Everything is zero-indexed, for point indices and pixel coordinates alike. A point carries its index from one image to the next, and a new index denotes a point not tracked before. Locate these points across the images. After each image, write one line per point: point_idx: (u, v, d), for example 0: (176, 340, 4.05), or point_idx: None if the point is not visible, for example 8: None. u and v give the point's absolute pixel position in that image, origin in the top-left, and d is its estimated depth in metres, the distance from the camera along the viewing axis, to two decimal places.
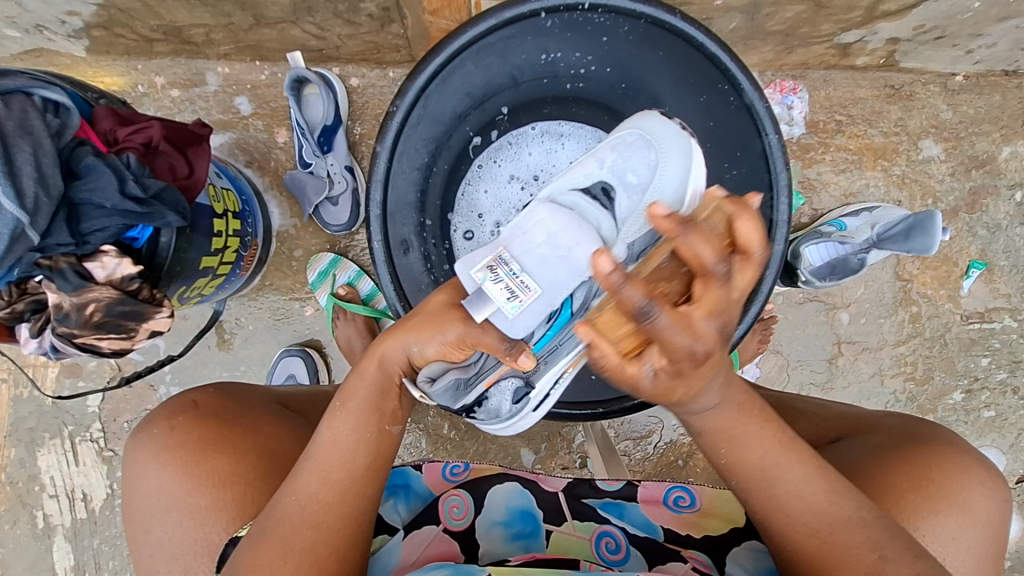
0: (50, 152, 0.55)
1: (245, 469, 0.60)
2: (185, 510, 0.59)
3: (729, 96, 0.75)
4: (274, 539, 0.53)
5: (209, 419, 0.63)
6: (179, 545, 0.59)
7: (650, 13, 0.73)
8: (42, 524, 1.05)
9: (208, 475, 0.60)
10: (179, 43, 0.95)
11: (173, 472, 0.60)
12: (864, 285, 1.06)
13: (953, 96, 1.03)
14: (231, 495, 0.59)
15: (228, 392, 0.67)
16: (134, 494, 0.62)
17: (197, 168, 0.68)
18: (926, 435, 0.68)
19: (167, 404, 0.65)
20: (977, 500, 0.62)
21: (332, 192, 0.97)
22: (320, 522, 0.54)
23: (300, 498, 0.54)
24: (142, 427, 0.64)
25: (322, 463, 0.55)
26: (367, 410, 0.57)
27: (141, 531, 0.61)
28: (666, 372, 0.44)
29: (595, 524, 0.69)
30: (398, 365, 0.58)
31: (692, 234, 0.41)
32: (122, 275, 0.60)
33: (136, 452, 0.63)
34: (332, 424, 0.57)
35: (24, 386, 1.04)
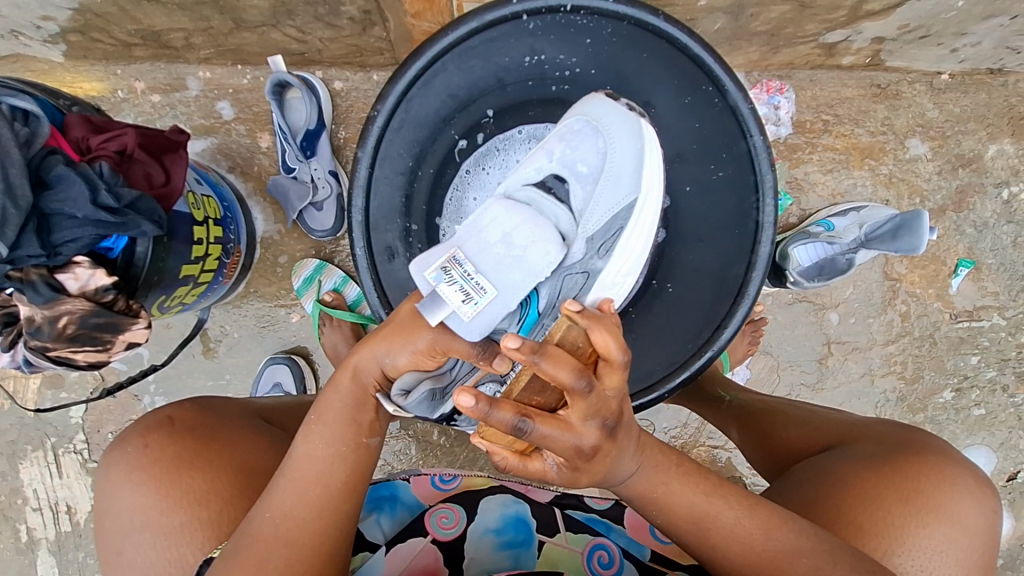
0: (19, 161, 0.54)
1: (221, 486, 0.59)
2: (158, 530, 0.58)
3: (713, 98, 0.75)
4: (251, 556, 0.51)
5: (185, 436, 0.62)
6: (153, 565, 0.57)
7: (632, 15, 0.74)
8: (25, 538, 1.03)
9: (182, 493, 0.58)
10: (158, 48, 0.94)
11: (147, 492, 0.59)
12: (853, 285, 1.06)
13: (939, 94, 1.03)
14: (206, 514, 0.58)
15: (206, 407, 0.66)
16: (107, 514, 0.60)
17: (174, 175, 0.67)
18: (916, 444, 0.68)
19: (142, 421, 0.64)
20: (965, 508, 0.63)
21: (316, 197, 0.96)
22: (297, 538, 0.53)
23: (275, 515, 0.54)
24: (116, 444, 0.63)
25: (301, 478, 0.55)
26: (345, 423, 0.56)
27: (114, 552, 0.59)
28: (566, 467, 0.49)
29: (589, 537, 0.68)
30: (375, 378, 0.57)
31: (544, 363, 0.43)
32: (96, 287, 0.59)
33: (110, 471, 0.61)
34: (309, 438, 0.56)
35: (4, 398, 1.02)
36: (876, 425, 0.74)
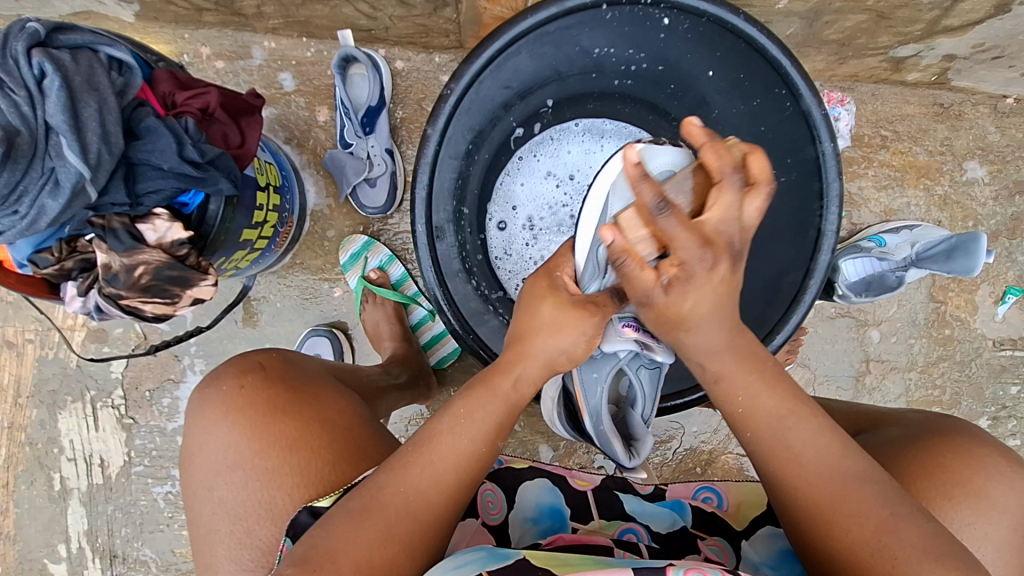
0: (115, 110, 0.55)
1: (312, 436, 0.60)
2: (250, 471, 0.59)
3: (785, 101, 0.74)
4: (379, 523, 0.52)
5: (277, 382, 0.63)
6: (243, 504, 0.59)
7: (712, 13, 0.71)
8: (58, 487, 1.05)
9: (275, 439, 0.60)
10: (228, 14, 0.95)
11: (243, 431, 0.60)
12: (897, 304, 1.05)
13: (1002, 118, 1.02)
14: (297, 461, 0.59)
15: (289, 358, 0.68)
16: (197, 451, 0.62)
17: (248, 137, 0.67)
18: (942, 426, 0.63)
19: (233, 362, 0.65)
20: (991, 485, 0.57)
21: (371, 174, 0.96)
22: (423, 516, 0.54)
23: (410, 491, 0.54)
24: (209, 383, 0.64)
25: (440, 462, 0.55)
26: (490, 422, 0.58)
27: (203, 488, 0.60)
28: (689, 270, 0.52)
29: (620, 521, 0.66)
30: (525, 385, 0.61)
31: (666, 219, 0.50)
32: (172, 240, 0.60)
33: (203, 409, 0.62)
34: (453, 430, 0.57)
35: (50, 348, 1.04)
36: (905, 416, 0.69)
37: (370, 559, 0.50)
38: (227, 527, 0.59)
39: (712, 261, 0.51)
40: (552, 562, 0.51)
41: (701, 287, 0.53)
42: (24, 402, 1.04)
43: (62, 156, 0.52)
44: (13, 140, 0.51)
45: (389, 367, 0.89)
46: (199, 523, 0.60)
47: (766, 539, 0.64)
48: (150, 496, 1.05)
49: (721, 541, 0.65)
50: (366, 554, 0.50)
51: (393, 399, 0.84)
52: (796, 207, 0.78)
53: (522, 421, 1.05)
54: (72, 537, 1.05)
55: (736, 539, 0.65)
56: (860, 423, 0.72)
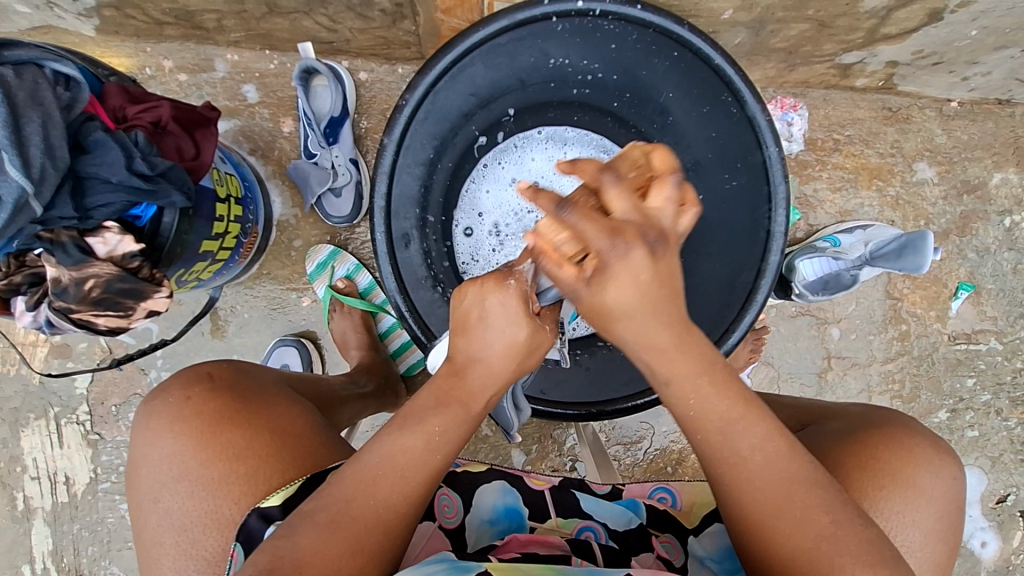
0: (60, 124, 0.55)
1: (259, 444, 0.60)
2: (196, 481, 0.59)
3: (731, 107, 0.77)
4: (352, 533, 0.51)
5: (223, 392, 0.63)
6: (189, 514, 0.59)
7: (658, 23, 0.73)
8: (21, 507, 1.03)
9: (221, 449, 0.60)
10: (189, 28, 0.95)
11: (187, 443, 0.60)
12: (856, 302, 1.08)
13: (948, 121, 1.06)
14: (243, 470, 0.59)
15: (240, 367, 0.68)
16: (142, 462, 0.61)
17: (203, 150, 0.68)
18: (880, 420, 0.64)
19: (183, 373, 0.65)
20: (920, 475, 0.59)
21: (335, 183, 0.97)
22: (390, 527, 0.53)
23: (380, 504, 0.53)
24: (156, 394, 0.64)
25: (409, 473, 0.55)
26: (456, 431, 0.57)
27: (149, 499, 0.60)
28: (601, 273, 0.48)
29: (578, 520, 0.67)
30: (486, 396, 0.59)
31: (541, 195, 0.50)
32: (123, 252, 0.60)
33: (148, 420, 0.62)
34: (421, 438, 0.56)
35: (11, 364, 1.02)
36: (846, 408, 0.70)
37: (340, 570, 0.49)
38: (172, 539, 0.59)
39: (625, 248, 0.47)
40: (506, 571, 0.52)
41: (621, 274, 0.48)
42: None
43: (4, 171, 0.52)
44: None
45: (355, 377, 0.89)
46: (145, 534, 0.60)
47: (713, 535, 0.65)
48: (117, 513, 1.04)
49: (672, 538, 0.66)
50: (336, 564, 0.49)
51: (357, 407, 0.84)
52: (748, 209, 0.80)
53: (493, 426, 1.06)
54: (36, 558, 1.03)
55: (686, 535, 0.67)
56: (804, 416, 0.73)
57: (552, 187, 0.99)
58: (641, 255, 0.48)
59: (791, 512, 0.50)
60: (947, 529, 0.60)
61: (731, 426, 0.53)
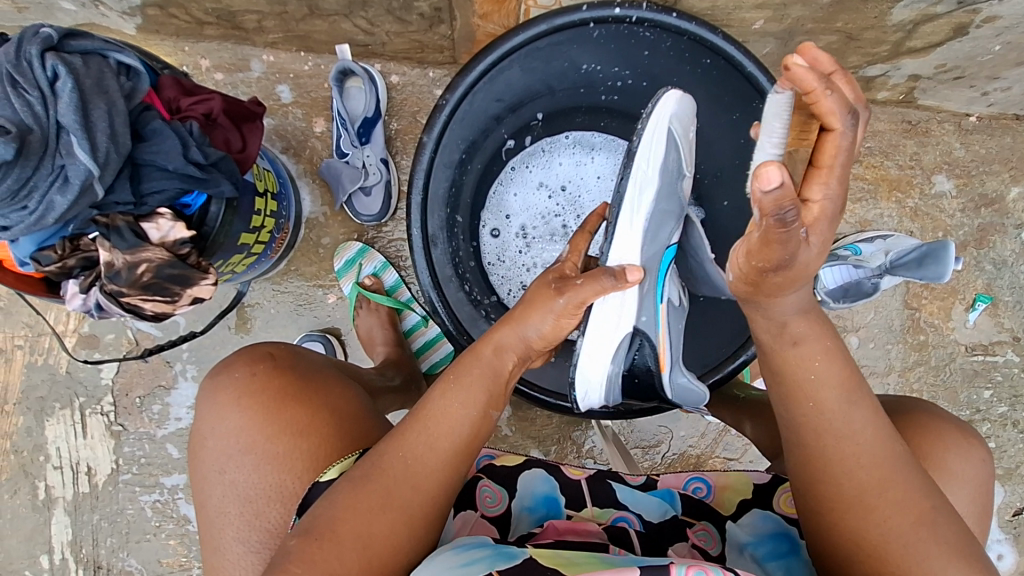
0: (123, 112, 0.57)
1: (322, 422, 0.62)
2: (262, 454, 0.60)
3: (761, 114, 0.79)
4: (377, 487, 0.54)
5: (287, 371, 0.64)
6: (255, 486, 0.60)
7: (692, 32, 0.75)
8: (42, 496, 1.03)
9: (286, 424, 0.61)
10: (229, 28, 0.97)
11: (253, 418, 0.61)
12: (874, 311, 1.09)
13: (966, 135, 1.08)
14: (308, 446, 0.60)
15: (297, 350, 0.69)
16: (208, 434, 0.62)
17: (249, 143, 0.69)
18: (901, 407, 0.66)
19: (244, 352, 0.66)
20: (955, 462, 0.60)
21: (366, 182, 0.99)
22: (421, 482, 0.55)
23: (407, 456, 0.56)
24: (220, 370, 0.65)
25: (433, 428, 0.57)
26: (480, 386, 0.59)
27: (215, 469, 0.61)
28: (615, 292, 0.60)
29: (613, 510, 0.68)
30: (514, 353, 0.61)
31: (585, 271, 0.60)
32: (174, 239, 0.63)
33: (215, 395, 0.64)
34: (444, 397, 0.58)
35: (39, 354, 1.03)
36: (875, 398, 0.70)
37: (369, 527, 0.52)
38: (238, 509, 0.60)
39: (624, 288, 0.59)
40: (558, 560, 0.52)
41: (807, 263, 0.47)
42: (10, 409, 1.03)
43: (72, 154, 0.54)
44: (26, 138, 0.53)
45: (384, 370, 0.90)
46: (209, 505, 0.61)
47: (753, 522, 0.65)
48: (137, 505, 1.04)
49: (708, 525, 0.67)
50: (366, 521, 0.52)
51: (389, 401, 0.85)
52: None
53: (514, 425, 1.06)
54: (56, 548, 1.03)
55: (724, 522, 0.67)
56: None
57: (578, 191, 1.01)
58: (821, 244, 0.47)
59: (874, 506, 0.52)
60: (985, 505, 0.61)
61: (844, 425, 0.53)
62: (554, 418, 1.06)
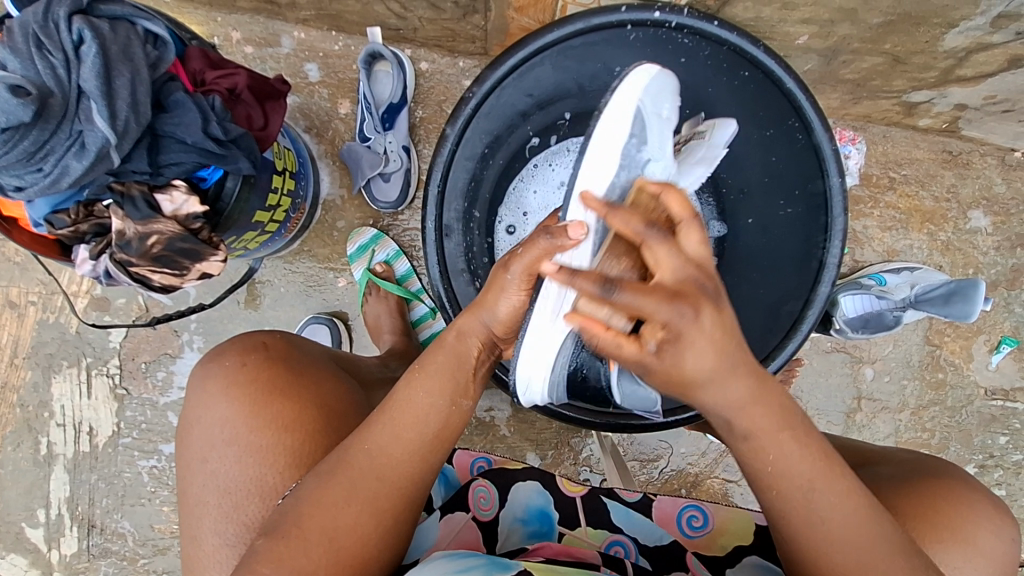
0: (146, 81, 0.56)
1: (307, 418, 0.61)
2: (245, 447, 0.60)
3: (797, 134, 0.76)
4: (343, 479, 0.53)
5: (277, 362, 0.64)
6: (235, 478, 0.59)
7: (733, 42, 0.73)
8: (44, 452, 1.05)
9: (272, 419, 0.60)
10: (262, 2, 0.96)
11: (240, 408, 0.61)
12: (893, 344, 1.06)
13: (1009, 171, 1.04)
14: (291, 442, 0.60)
15: (293, 341, 0.69)
16: (196, 423, 0.62)
17: (271, 121, 0.68)
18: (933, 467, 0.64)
19: (238, 341, 0.66)
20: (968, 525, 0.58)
21: (385, 169, 0.98)
22: (387, 474, 0.54)
23: (372, 448, 0.54)
24: (212, 356, 0.65)
25: (398, 420, 0.55)
26: (444, 374, 0.57)
27: (198, 459, 0.61)
28: (667, 344, 0.44)
29: (607, 533, 0.67)
30: (477, 338, 0.59)
31: (617, 209, 0.47)
32: (187, 213, 0.62)
33: (204, 383, 0.63)
34: (409, 386, 0.57)
35: (51, 312, 1.04)
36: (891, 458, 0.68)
37: (336, 519, 0.52)
38: (215, 500, 0.59)
39: (693, 308, 0.43)
40: (551, 573, 0.53)
41: (697, 340, 0.44)
42: (19, 363, 1.04)
43: (91, 120, 0.54)
44: (46, 101, 0.53)
45: (387, 360, 0.90)
46: (190, 494, 0.60)
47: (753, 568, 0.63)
48: (134, 469, 1.05)
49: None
50: (331, 516, 0.52)
51: None
52: (801, 238, 0.79)
53: (512, 427, 1.05)
54: (53, 503, 1.05)
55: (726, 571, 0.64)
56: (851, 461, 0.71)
57: None
58: (710, 315, 0.44)
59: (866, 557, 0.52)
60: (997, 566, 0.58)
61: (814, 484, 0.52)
62: (555, 423, 1.05)
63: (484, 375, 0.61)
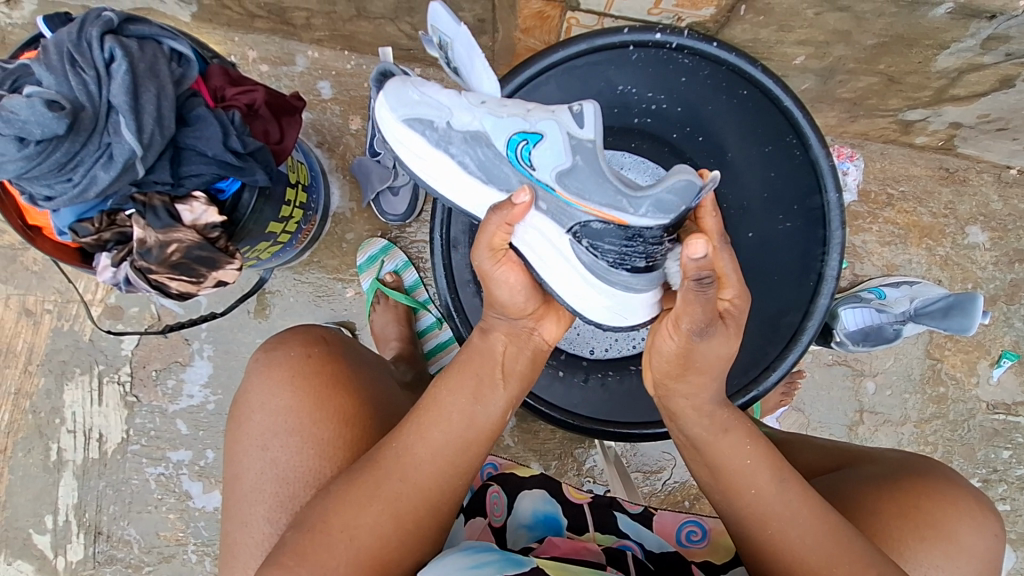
0: (171, 97, 0.59)
1: (366, 415, 0.63)
2: (307, 438, 0.61)
3: (794, 150, 0.78)
4: (369, 480, 0.55)
5: (341, 359, 0.66)
6: (294, 468, 0.60)
7: (732, 62, 0.76)
8: (54, 458, 1.06)
9: (335, 412, 0.62)
10: (278, 23, 1.00)
11: (305, 399, 0.62)
12: (894, 357, 1.07)
13: (1005, 188, 1.06)
14: (351, 435, 0.62)
15: (350, 343, 0.71)
16: (257, 408, 0.63)
17: (287, 136, 0.71)
18: (926, 472, 0.63)
19: (299, 334, 0.68)
20: (930, 512, 0.59)
21: (394, 183, 1.01)
22: (411, 476, 0.56)
23: (399, 449, 0.56)
24: (276, 345, 0.66)
25: (426, 421, 0.57)
26: (470, 373, 0.59)
27: (257, 445, 0.62)
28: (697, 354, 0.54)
29: (615, 538, 0.68)
30: (501, 336, 0.61)
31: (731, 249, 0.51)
32: (206, 222, 0.65)
33: (267, 371, 0.64)
34: (441, 387, 0.59)
35: (66, 320, 1.06)
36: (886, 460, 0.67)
37: (357, 518, 0.54)
38: (273, 489, 0.60)
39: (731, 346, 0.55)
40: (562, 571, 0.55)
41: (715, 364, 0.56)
42: (32, 370, 1.06)
43: (119, 133, 0.56)
44: (78, 115, 0.55)
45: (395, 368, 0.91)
46: (244, 479, 0.61)
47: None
48: (142, 476, 1.07)
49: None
50: (353, 514, 0.54)
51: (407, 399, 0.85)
52: (800, 251, 0.81)
53: (516, 437, 1.06)
54: (60, 509, 1.06)
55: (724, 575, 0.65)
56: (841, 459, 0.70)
57: None
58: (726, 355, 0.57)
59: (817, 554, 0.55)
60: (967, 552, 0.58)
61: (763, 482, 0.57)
62: (558, 433, 1.06)
63: (519, 375, 0.61)
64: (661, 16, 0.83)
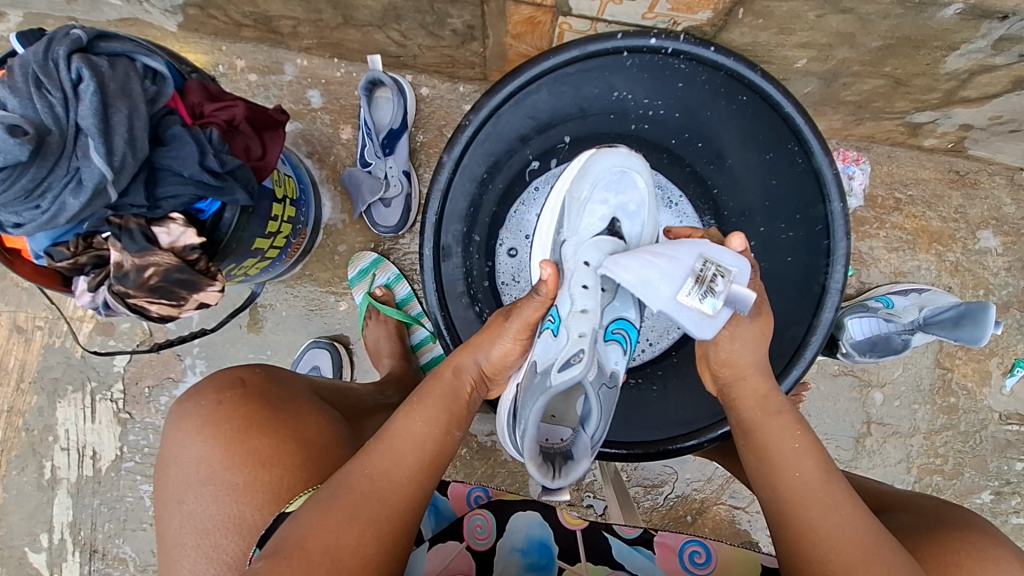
0: (144, 116, 0.57)
1: (286, 454, 0.61)
2: (221, 486, 0.59)
3: (796, 157, 0.75)
4: (346, 503, 0.52)
5: (255, 401, 0.65)
6: (213, 518, 0.58)
7: (730, 67, 0.72)
8: (48, 476, 1.05)
9: (248, 454, 0.60)
10: (265, 32, 0.97)
11: (216, 448, 0.61)
12: (903, 367, 1.04)
13: (1018, 190, 1.02)
14: (270, 477, 0.59)
15: (272, 377, 0.70)
16: (172, 463, 0.62)
17: (269, 151, 0.69)
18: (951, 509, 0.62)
19: (213, 379, 0.67)
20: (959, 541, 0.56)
21: (386, 194, 0.99)
22: (388, 497, 0.55)
23: (373, 473, 0.55)
24: (188, 396, 0.66)
25: (398, 446, 0.57)
26: (440, 407, 0.60)
27: (175, 500, 0.60)
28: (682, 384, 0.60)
29: (608, 570, 0.65)
30: (471, 376, 0.64)
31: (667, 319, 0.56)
32: (185, 244, 0.63)
33: (180, 421, 0.64)
34: (409, 417, 0.59)
35: (57, 336, 1.05)
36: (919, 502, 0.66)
37: (337, 539, 0.50)
38: (195, 541, 0.58)
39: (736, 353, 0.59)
40: None
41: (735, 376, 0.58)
42: (24, 388, 1.05)
43: (88, 157, 0.54)
44: (44, 139, 0.53)
45: (385, 386, 0.88)
46: (167, 534, 0.60)
47: None
48: (136, 493, 1.05)
49: None
50: (335, 535, 0.50)
51: None
52: (803, 262, 0.79)
53: (513, 452, 1.04)
54: (55, 528, 1.05)
55: None
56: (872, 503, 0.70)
57: None
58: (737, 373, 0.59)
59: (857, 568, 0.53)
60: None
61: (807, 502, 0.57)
62: None
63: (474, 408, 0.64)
64: (655, 20, 0.80)
